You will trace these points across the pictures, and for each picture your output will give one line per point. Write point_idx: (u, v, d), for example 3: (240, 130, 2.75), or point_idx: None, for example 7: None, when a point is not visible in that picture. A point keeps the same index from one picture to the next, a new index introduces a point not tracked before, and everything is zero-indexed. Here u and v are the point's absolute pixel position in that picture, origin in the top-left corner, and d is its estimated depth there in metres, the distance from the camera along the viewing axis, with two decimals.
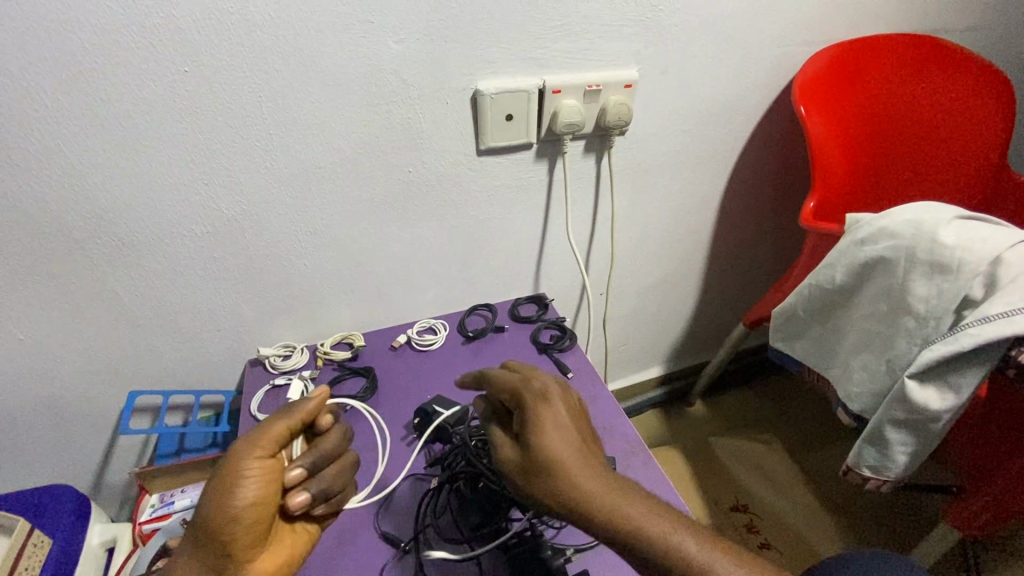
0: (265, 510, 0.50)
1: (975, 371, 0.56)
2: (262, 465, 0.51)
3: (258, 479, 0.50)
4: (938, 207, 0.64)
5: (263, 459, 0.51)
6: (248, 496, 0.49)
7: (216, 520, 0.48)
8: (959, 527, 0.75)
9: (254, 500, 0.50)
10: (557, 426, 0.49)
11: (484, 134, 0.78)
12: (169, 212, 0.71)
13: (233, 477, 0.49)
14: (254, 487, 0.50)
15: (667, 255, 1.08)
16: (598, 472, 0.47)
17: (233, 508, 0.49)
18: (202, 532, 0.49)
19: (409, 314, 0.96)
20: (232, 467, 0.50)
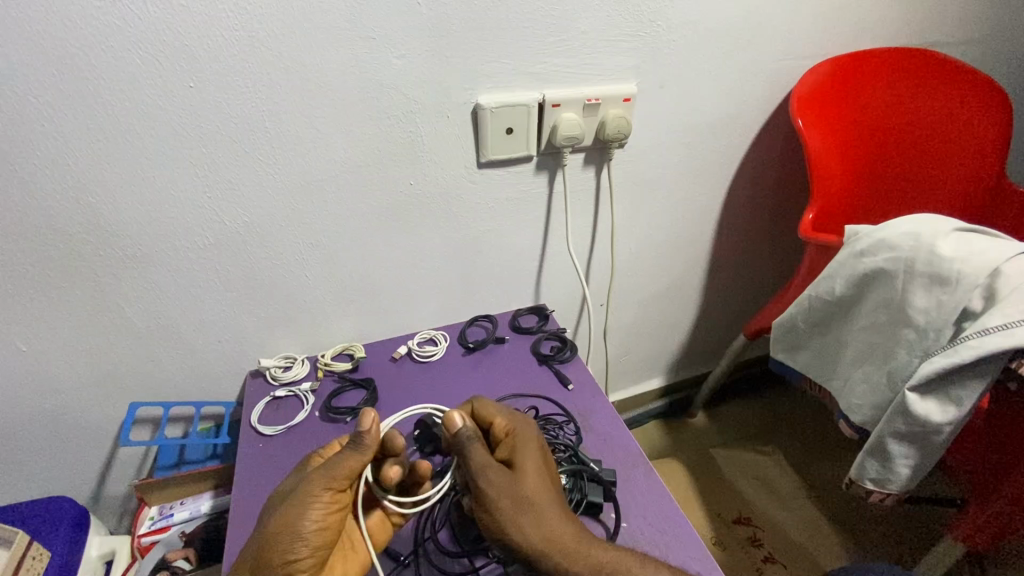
0: (325, 538, 0.53)
1: (976, 384, 0.56)
2: (333, 498, 0.54)
3: (324, 510, 0.53)
4: (936, 219, 0.64)
5: (333, 494, 0.55)
6: (317, 522, 0.53)
7: (284, 538, 0.51)
8: (966, 540, 0.73)
9: (319, 528, 0.53)
10: (532, 473, 0.53)
11: (484, 148, 0.79)
12: (172, 224, 0.72)
13: (302, 505, 0.53)
14: (319, 516, 0.53)
15: (667, 266, 1.09)
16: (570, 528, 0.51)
17: (293, 535, 0.52)
18: (268, 548, 0.51)
19: (410, 325, 0.96)
20: (305, 496, 0.53)
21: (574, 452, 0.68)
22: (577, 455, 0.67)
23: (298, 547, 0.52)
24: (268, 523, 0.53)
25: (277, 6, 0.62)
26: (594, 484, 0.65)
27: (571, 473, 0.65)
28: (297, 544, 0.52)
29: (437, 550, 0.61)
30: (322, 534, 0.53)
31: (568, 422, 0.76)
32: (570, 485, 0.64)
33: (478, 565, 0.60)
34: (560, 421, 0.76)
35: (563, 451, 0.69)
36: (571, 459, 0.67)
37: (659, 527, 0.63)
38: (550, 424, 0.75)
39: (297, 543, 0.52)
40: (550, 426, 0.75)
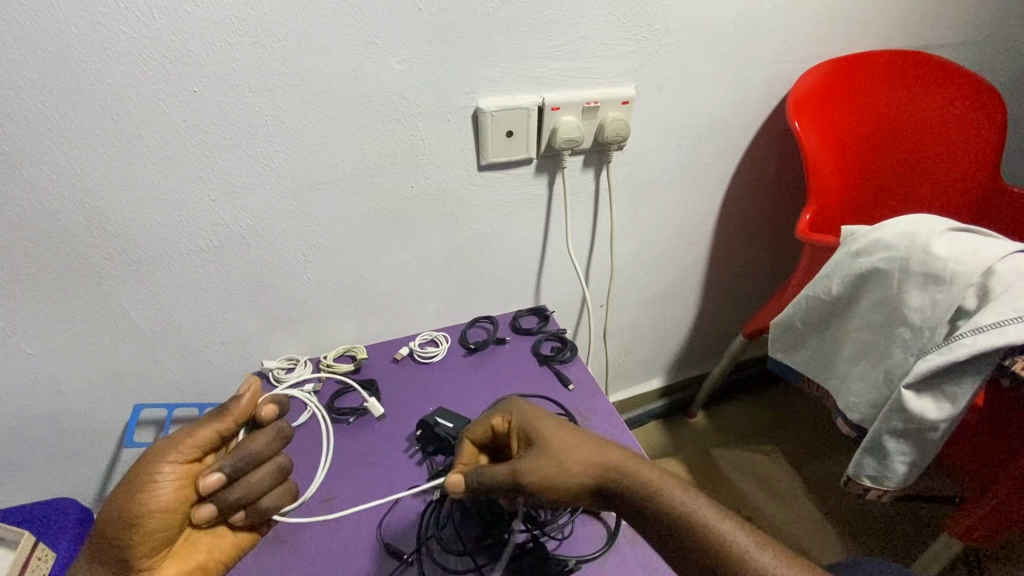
0: (167, 513, 0.55)
1: (970, 381, 0.57)
2: (176, 472, 0.55)
3: (166, 485, 0.55)
4: (932, 219, 0.65)
5: (177, 467, 0.55)
6: (158, 496, 0.54)
7: (124, 511, 0.53)
8: (963, 538, 0.74)
9: (162, 504, 0.54)
10: (556, 428, 0.57)
11: (485, 151, 0.80)
12: (177, 228, 0.73)
13: (144, 478, 0.54)
14: (162, 491, 0.54)
15: (666, 267, 1.10)
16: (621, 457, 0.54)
17: (128, 509, 0.53)
18: (110, 520, 0.53)
19: (411, 327, 0.97)
20: (147, 469, 0.55)
21: None
22: None
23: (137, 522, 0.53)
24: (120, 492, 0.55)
25: (279, 12, 0.63)
26: None
27: None
28: (137, 519, 0.53)
29: (441, 549, 0.62)
30: (163, 509, 0.54)
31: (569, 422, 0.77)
32: None
33: (480, 563, 0.61)
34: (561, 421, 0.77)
35: None
36: None
37: None
38: None
39: (135, 518, 0.53)
40: None
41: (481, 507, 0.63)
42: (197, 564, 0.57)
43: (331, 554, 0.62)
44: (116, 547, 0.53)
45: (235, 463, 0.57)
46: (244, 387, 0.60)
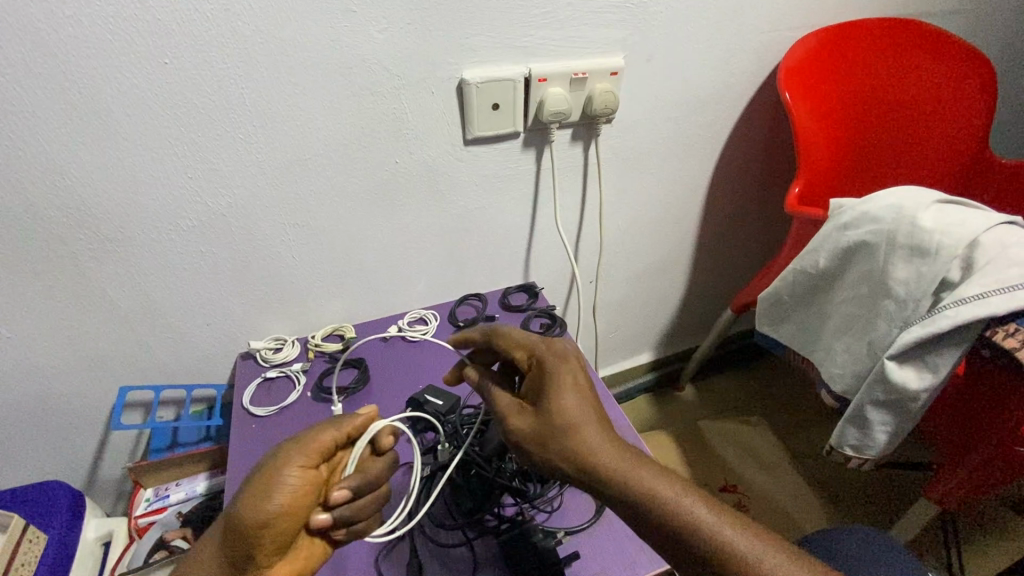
0: (294, 522, 0.47)
1: (951, 352, 0.57)
2: (307, 477, 0.48)
3: (291, 492, 0.47)
4: (919, 192, 0.65)
5: (305, 473, 0.48)
6: (287, 506, 0.46)
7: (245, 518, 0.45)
8: (940, 502, 0.77)
9: (289, 510, 0.47)
10: (575, 395, 0.50)
11: (470, 124, 0.78)
12: (155, 206, 0.71)
13: (271, 479, 0.47)
14: (286, 500, 0.47)
15: (655, 242, 1.09)
16: (636, 461, 0.47)
17: (256, 517, 0.45)
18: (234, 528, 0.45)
19: (400, 305, 0.96)
20: (275, 473, 0.47)
21: None
22: None
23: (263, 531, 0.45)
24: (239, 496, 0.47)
25: None
26: None
27: None
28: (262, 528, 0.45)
29: (432, 524, 0.63)
30: (288, 518, 0.47)
31: None
32: None
33: (471, 536, 0.62)
34: None
35: None
36: None
37: None
38: None
39: (260, 528, 0.45)
40: None
41: (470, 483, 0.63)
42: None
43: None
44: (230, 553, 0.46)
45: (361, 477, 0.51)
46: (361, 411, 0.56)
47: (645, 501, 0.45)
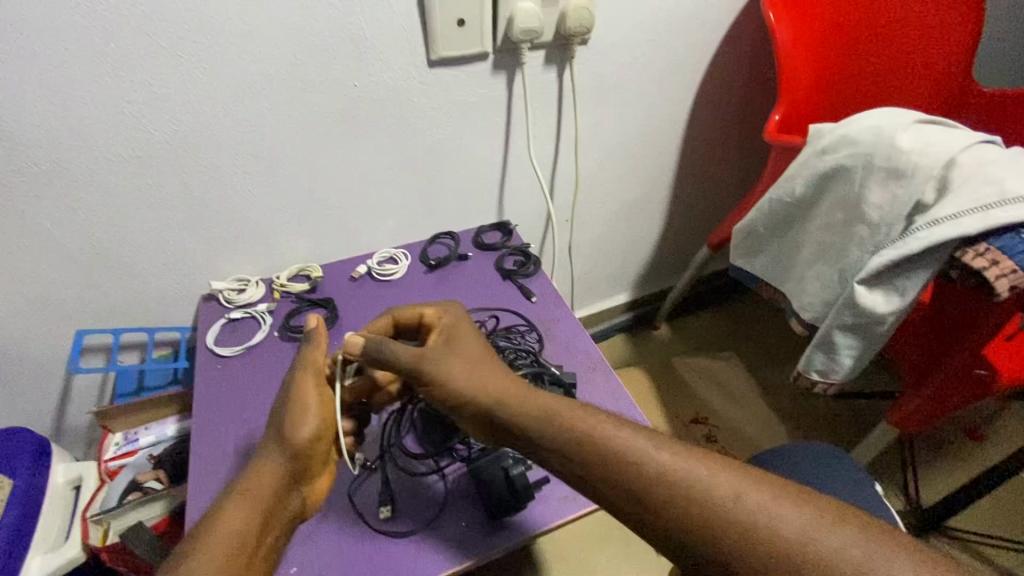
0: (331, 429, 0.55)
1: (921, 274, 0.57)
2: (328, 393, 0.56)
3: (329, 407, 0.55)
4: (899, 113, 0.63)
5: (326, 389, 0.56)
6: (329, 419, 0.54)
7: (297, 431, 0.52)
8: (899, 426, 0.79)
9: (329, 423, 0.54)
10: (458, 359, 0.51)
11: (434, 43, 0.72)
12: (91, 133, 0.65)
13: (310, 401, 0.54)
14: (323, 409, 0.54)
15: (633, 178, 1.06)
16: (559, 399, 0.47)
17: (302, 429, 0.52)
18: (287, 444, 0.52)
19: (369, 244, 0.93)
20: (305, 394, 0.54)
21: (535, 358, 0.69)
22: (538, 360, 0.69)
23: (310, 438, 0.53)
24: (278, 424, 0.53)
25: None
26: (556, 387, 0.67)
27: (533, 377, 0.66)
28: (310, 434, 0.53)
29: (404, 454, 0.63)
30: (327, 426, 0.54)
31: (530, 331, 0.77)
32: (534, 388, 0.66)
33: (443, 465, 0.62)
34: (523, 330, 0.77)
35: (525, 358, 0.70)
36: (532, 363, 0.69)
37: None
38: (513, 333, 0.75)
39: (308, 434, 0.53)
40: (513, 335, 0.75)
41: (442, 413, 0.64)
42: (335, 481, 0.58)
43: None
44: (289, 468, 0.52)
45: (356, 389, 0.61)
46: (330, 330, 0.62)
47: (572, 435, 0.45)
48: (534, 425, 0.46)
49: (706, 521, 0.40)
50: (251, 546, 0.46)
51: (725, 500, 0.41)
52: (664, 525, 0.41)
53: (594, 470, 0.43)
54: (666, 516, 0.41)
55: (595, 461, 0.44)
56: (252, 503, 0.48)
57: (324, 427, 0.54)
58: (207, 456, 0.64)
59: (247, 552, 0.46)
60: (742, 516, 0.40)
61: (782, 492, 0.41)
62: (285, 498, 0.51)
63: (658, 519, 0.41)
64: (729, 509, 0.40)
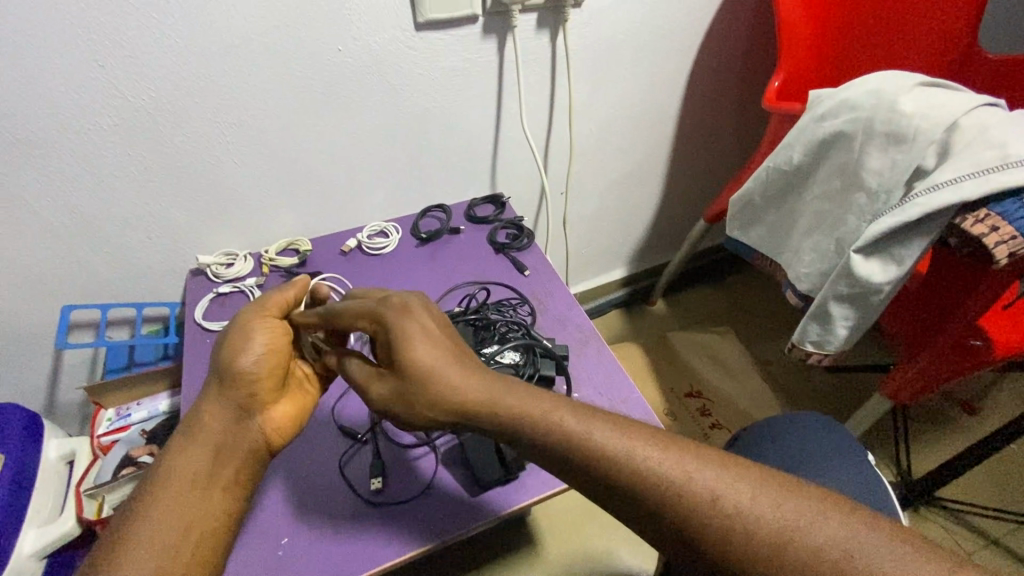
0: (277, 358, 0.54)
1: (919, 242, 0.56)
2: (273, 324, 0.56)
3: (264, 333, 0.54)
4: (901, 76, 0.61)
5: (272, 320, 0.56)
6: (265, 347, 0.54)
7: (237, 360, 0.52)
8: (891, 398, 0.79)
9: (267, 348, 0.54)
10: (424, 345, 0.46)
11: (421, 5, 0.69)
12: (64, 100, 0.63)
13: (242, 332, 0.54)
14: (266, 338, 0.54)
15: (629, 149, 1.04)
16: (534, 394, 0.45)
17: (242, 358, 0.52)
18: (228, 374, 0.52)
19: (359, 218, 0.91)
20: (247, 325, 0.54)
21: (526, 330, 0.68)
22: (530, 333, 0.68)
23: (252, 367, 0.53)
24: (218, 362, 0.53)
25: None
26: (547, 359, 0.66)
27: (524, 349, 0.65)
28: (252, 361, 0.53)
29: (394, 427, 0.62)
30: (270, 354, 0.54)
31: (522, 304, 0.76)
32: (524, 360, 0.65)
33: (434, 437, 0.62)
34: (515, 304, 0.76)
35: (516, 331, 0.69)
36: (524, 336, 0.68)
37: (608, 396, 0.66)
38: (504, 306, 0.75)
39: (249, 362, 0.53)
40: (504, 308, 0.74)
41: None
42: (303, 408, 0.56)
43: None
44: (233, 399, 0.51)
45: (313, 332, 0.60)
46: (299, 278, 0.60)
47: (545, 432, 0.43)
48: (504, 423, 0.44)
49: (653, 500, 0.39)
50: (207, 480, 0.47)
51: (701, 497, 0.38)
52: (644, 520, 0.40)
53: (567, 468, 0.42)
54: (640, 511, 0.40)
55: (567, 460, 0.42)
56: (201, 442, 0.49)
57: (262, 354, 0.53)
58: None
59: (203, 481, 0.47)
60: (716, 515, 0.37)
61: (763, 489, 0.38)
62: (242, 430, 0.51)
63: (628, 506, 0.40)
64: (684, 490, 0.38)
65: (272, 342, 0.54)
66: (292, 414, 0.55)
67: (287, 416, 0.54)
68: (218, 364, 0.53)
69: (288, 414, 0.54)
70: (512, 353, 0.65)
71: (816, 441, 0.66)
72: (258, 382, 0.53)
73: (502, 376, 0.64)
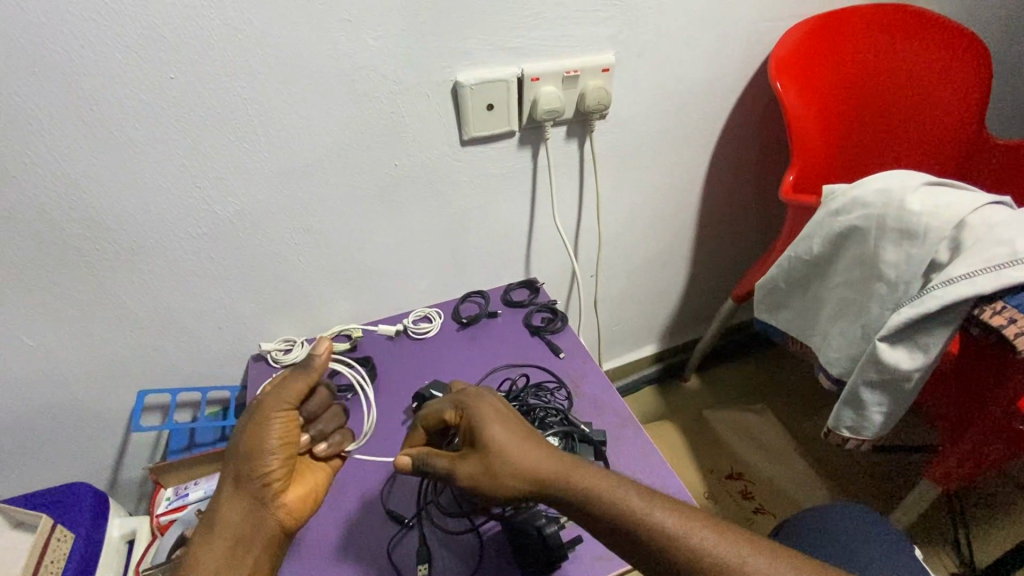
0: (289, 451, 0.58)
1: (942, 331, 0.59)
2: (287, 416, 0.58)
3: (277, 428, 0.58)
4: (907, 175, 0.66)
5: (288, 412, 0.59)
6: (279, 442, 0.57)
7: (253, 454, 0.56)
8: (940, 483, 0.78)
9: (282, 441, 0.57)
10: (508, 431, 0.52)
11: (466, 125, 0.80)
12: (164, 215, 0.73)
13: (257, 427, 0.57)
14: (280, 432, 0.58)
15: (655, 234, 1.11)
16: (592, 472, 0.49)
17: (257, 455, 0.56)
18: (245, 469, 0.56)
19: (404, 304, 0.99)
20: (263, 418, 0.58)
21: (565, 415, 0.71)
22: (568, 418, 0.71)
23: (265, 461, 0.57)
24: (236, 455, 0.57)
25: None
26: (585, 445, 0.68)
27: (563, 435, 0.68)
28: (266, 456, 0.57)
29: (439, 512, 0.65)
30: (281, 448, 0.57)
31: (559, 388, 0.80)
32: (563, 446, 0.67)
33: (478, 524, 0.64)
34: (552, 387, 0.80)
35: (554, 416, 0.72)
36: (562, 421, 0.71)
37: (647, 481, 0.67)
38: (542, 390, 0.78)
39: (262, 456, 0.56)
40: (542, 392, 0.78)
41: None
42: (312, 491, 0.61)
43: (337, 518, 0.66)
44: (249, 490, 0.56)
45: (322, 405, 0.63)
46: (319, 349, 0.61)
47: (608, 510, 0.47)
48: (571, 497, 0.48)
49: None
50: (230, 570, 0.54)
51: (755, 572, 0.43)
52: None
53: (624, 542, 0.47)
54: None
55: (627, 537, 0.46)
56: (221, 537, 0.55)
57: (274, 450, 0.57)
58: None
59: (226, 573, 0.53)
60: None
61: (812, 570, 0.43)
62: (259, 520, 0.56)
63: None
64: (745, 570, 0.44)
65: (286, 434, 0.58)
66: (303, 498, 0.59)
67: (299, 501, 0.59)
68: (235, 458, 0.57)
69: (299, 500, 0.59)
70: (552, 438, 0.67)
71: (869, 546, 0.63)
72: (271, 477, 0.57)
73: None
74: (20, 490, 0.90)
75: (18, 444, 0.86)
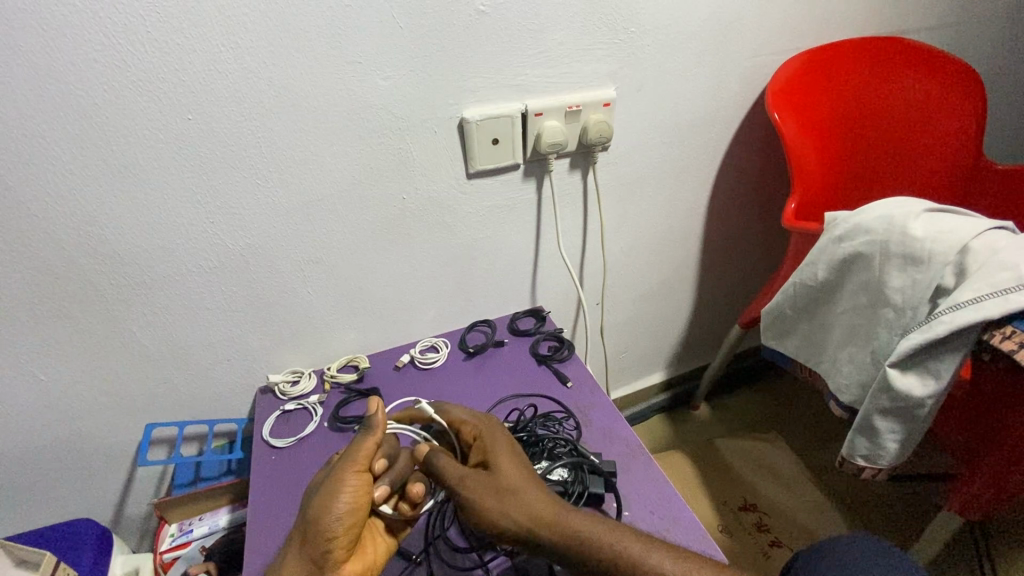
0: (358, 516, 0.57)
1: (953, 356, 0.58)
2: (361, 480, 0.58)
3: (352, 489, 0.57)
4: (908, 202, 0.67)
5: (362, 474, 0.58)
6: (348, 507, 0.56)
7: (324, 518, 0.55)
8: (962, 514, 0.76)
9: (352, 505, 0.56)
10: (492, 489, 0.56)
11: (472, 159, 0.82)
12: (178, 251, 0.75)
13: (334, 486, 0.57)
14: (351, 496, 0.57)
15: (660, 262, 1.11)
16: (581, 519, 0.54)
17: (330, 515, 0.55)
18: (313, 528, 0.55)
19: (412, 334, 0.99)
20: (338, 483, 0.57)
21: (574, 446, 0.71)
22: (577, 449, 0.70)
23: (334, 525, 0.55)
24: (305, 513, 0.57)
25: (264, 37, 0.65)
26: (595, 476, 0.67)
27: (572, 466, 0.67)
28: (335, 522, 0.55)
29: (448, 547, 0.64)
30: (353, 509, 0.56)
31: (567, 418, 0.79)
32: (572, 477, 0.67)
33: (487, 559, 0.62)
34: (560, 418, 0.79)
35: (563, 446, 0.71)
36: (571, 453, 0.70)
37: (661, 514, 0.65)
38: (550, 420, 0.77)
39: (332, 522, 0.55)
40: (549, 422, 0.77)
41: None
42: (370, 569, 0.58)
43: None
44: (311, 553, 0.55)
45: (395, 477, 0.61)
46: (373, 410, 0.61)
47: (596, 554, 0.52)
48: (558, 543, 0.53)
49: None
50: None
51: None
52: None
53: None
54: None
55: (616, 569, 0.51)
56: None
57: (347, 514, 0.56)
58: (261, 531, 0.67)
59: None
60: None
61: None
62: None
63: None
64: None
65: (361, 498, 0.57)
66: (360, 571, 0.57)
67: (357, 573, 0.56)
68: (307, 517, 0.56)
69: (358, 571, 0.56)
70: (560, 470, 0.67)
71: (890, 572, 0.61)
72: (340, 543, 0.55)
73: (553, 494, 0.66)
74: (23, 527, 0.89)
75: (25, 480, 0.85)
